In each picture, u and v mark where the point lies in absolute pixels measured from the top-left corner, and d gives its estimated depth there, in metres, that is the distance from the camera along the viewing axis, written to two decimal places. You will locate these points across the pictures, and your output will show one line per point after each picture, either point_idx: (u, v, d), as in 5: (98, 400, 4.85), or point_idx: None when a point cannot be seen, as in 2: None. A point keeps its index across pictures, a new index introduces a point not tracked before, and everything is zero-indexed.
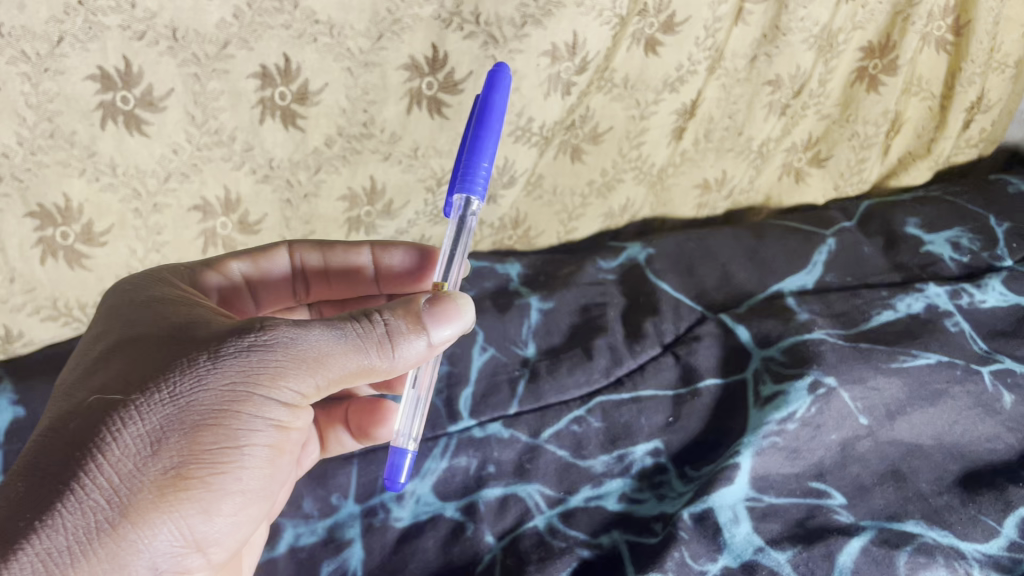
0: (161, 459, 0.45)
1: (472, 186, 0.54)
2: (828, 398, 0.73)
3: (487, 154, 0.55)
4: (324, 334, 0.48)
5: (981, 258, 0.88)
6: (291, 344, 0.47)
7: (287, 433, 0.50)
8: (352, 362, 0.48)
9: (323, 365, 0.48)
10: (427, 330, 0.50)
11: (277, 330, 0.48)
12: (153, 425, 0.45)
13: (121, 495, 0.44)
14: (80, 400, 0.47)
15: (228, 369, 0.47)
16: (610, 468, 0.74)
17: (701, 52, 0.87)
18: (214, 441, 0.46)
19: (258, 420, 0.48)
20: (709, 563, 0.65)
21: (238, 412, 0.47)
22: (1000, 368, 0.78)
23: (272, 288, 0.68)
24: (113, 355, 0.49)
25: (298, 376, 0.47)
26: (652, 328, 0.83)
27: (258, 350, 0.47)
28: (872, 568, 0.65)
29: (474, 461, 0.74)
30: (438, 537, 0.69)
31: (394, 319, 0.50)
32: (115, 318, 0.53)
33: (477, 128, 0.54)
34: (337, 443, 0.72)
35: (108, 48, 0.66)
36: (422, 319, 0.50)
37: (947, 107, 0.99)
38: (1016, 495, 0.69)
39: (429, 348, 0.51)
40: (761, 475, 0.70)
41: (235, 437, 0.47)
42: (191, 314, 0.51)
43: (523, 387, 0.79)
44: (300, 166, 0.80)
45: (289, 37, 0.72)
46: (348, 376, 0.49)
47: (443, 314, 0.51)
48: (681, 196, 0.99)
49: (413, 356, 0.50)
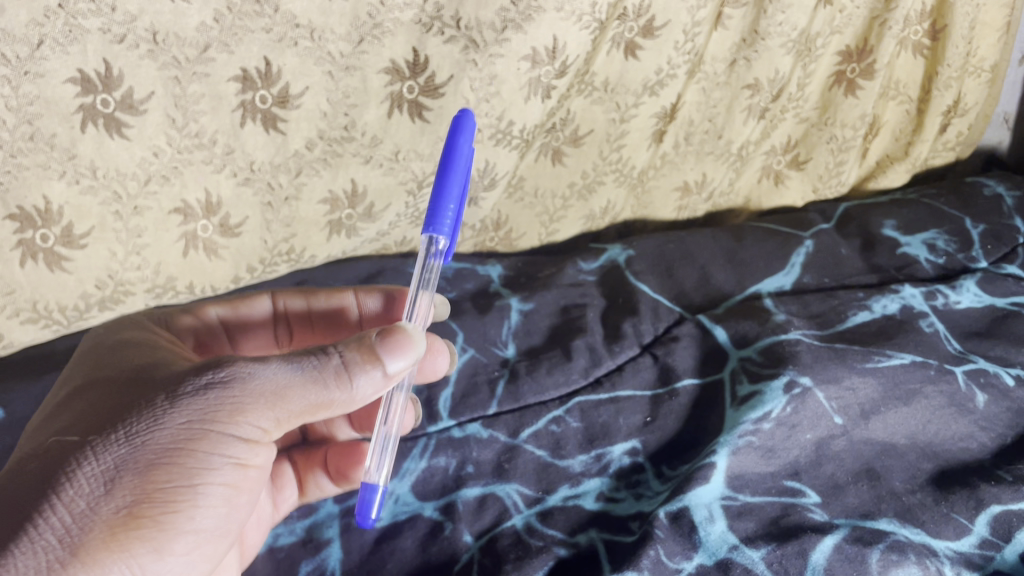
0: (114, 498, 0.45)
1: (438, 229, 0.57)
2: (803, 398, 0.70)
3: (452, 197, 0.57)
4: (280, 369, 0.49)
5: (957, 260, 0.89)
6: (246, 380, 0.49)
7: (245, 473, 0.51)
8: (309, 396, 0.49)
9: (279, 400, 0.49)
10: (383, 363, 0.51)
11: (234, 369, 0.49)
12: (108, 464, 0.46)
13: (72, 535, 0.44)
14: (39, 445, 0.48)
15: (185, 408, 0.48)
16: (588, 468, 0.69)
17: (680, 56, 0.87)
18: (169, 478, 0.47)
19: (215, 456, 0.48)
20: (684, 562, 0.60)
21: (194, 450, 0.48)
22: (974, 368, 0.75)
23: (250, 333, 0.70)
24: (77, 402, 0.51)
25: (254, 413, 0.48)
26: (630, 328, 0.80)
27: (215, 388, 0.48)
28: (846, 566, 0.60)
29: (453, 461, 0.69)
30: (417, 536, 0.64)
31: (349, 353, 0.51)
32: (82, 369, 0.54)
33: (442, 173, 0.56)
34: (318, 491, 0.68)
35: (89, 51, 0.64)
36: (377, 351, 0.51)
37: (923, 111, 1.03)
38: (987, 493, 0.65)
39: (385, 380, 0.52)
40: (736, 474, 0.66)
41: (190, 474, 0.48)
42: (157, 361, 0.53)
43: (502, 387, 0.75)
44: (281, 169, 0.78)
45: (269, 41, 0.70)
46: (305, 410, 0.49)
47: (396, 346, 0.52)
48: (661, 198, 1.00)
49: (370, 388, 0.51)
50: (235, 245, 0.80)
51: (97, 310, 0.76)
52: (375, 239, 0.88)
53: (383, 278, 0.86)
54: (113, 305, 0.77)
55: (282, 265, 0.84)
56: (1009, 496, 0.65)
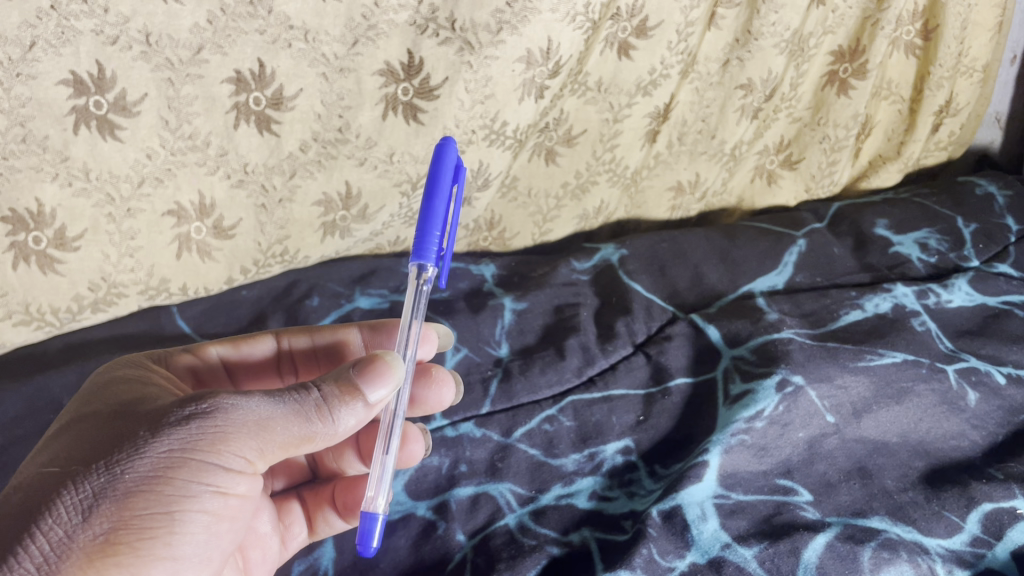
0: (92, 527, 0.45)
1: (425, 255, 0.56)
2: (796, 396, 0.70)
3: (438, 222, 0.57)
4: (263, 400, 0.49)
5: (949, 259, 0.90)
6: (229, 410, 0.48)
7: (229, 504, 0.49)
8: (292, 429, 0.49)
9: (261, 430, 0.48)
10: (364, 394, 0.51)
11: (217, 398, 0.48)
12: (87, 494, 0.45)
13: (50, 564, 0.44)
14: (23, 480, 0.48)
15: (166, 437, 0.47)
16: (581, 467, 0.69)
17: (673, 56, 0.88)
18: (148, 506, 0.46)
19: (196, 485, 0.47)
20: (677, 560, 0.60)
21: (175, 479, 0.47)
22: (965, 367, 0.76)
23: (253, 371, 0.68)
24: (62, 436, 0.50)
25: (236, 441, 0.48)
26: (623, 327, 0.80)
27: (197, 417, 0.48)
28: (838, 565, 0.60)
29: (446, 461, 0.69)
30: (410, 536, 0.64)
31: (330, 386, 0.51)
32: (70, 405, 0.54)
33: (426, 199, 0.56)
34: (326, 527, 0.66)
35: (81, 52, 0.64)
36: (358, 383, 0.51)
37: (915, 111, 1.03)
38: (979, 491, 0.66)
39: (366, 410, 0.52)
40: (729, 473, 0.66)
41: (170, 503, 0.46)
42: (146, 395, 0.52)
43: (496, 386, 0.75)
44: (275, 171, 0.78)
45: (263, 42, 0.70)
46: (287, 439, 0.49)
47: (377, 375, 0.52)
48: (654, 198, 1.01)
49: (351, 419, 0.51)
50: (229, 247, 0.80)
51: (90, 312, 0.76)
52: (368, 239, 0.88)
53: (376, 276, 0.86)
54: (105, 307, 0.77)
55: (276, 266, 0.84)
56: (1000, 494, 0.65)
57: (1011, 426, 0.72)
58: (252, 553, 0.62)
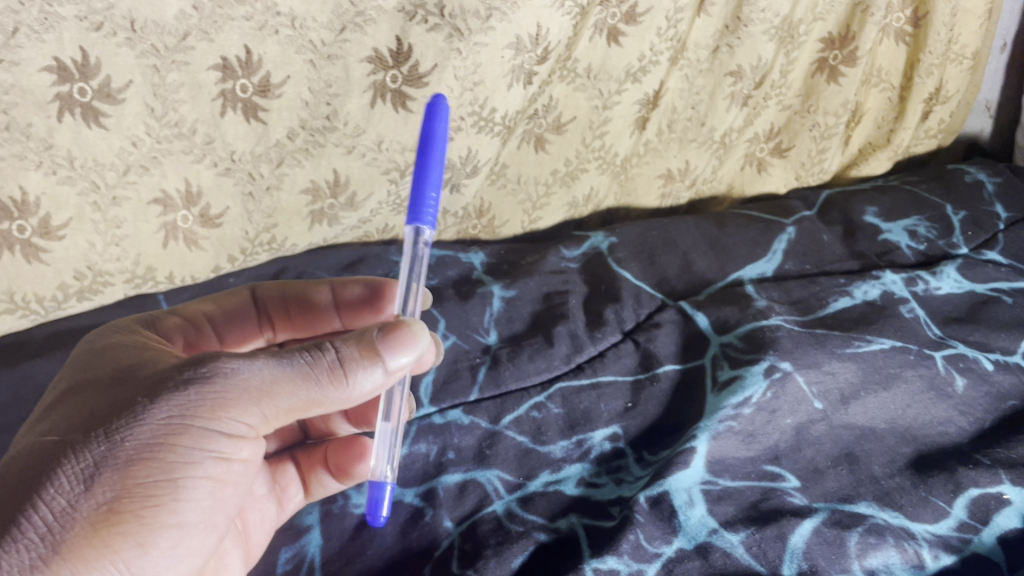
0: (93, 496, 0.43)
1: (421, 218, 0.52)
2: (784, 382, 0.70)
3: (433, 183, 0.52)
4: (270, 365, 0.46)
5: (938, 246, 0.90)
6: (232, 374, 0.46)
7: (235, 467, 0.48)
8: (300, 394, 0.47)
9: (269, 396, 0.46)
10: (380, 360, 0.48)
11: (222, 363, 0.46)
12: (87, 462, 0.43)
13: (54, 533, 0.42)
14: (24, 444, 0.46)
15: (165, 403, 0.45)
16: (569, 454, 0.69)
17: (663, 43, 0.87)
18: (150, 473, 0.44)
19: (198, 451, 0.45)
20: (664, 546, 0.60)
21: (178, 445, 0.45)
22: (953, 353, 0.76)
23: (236, 330, 0.66)
24: (63, 399, 0.48)
25: (242, 407, 0.45)
26: (612, 315, 0.80)
27: (201, 383, 0.45)
28: (824, 549, 0.60)
29: (434, 448, 0.69)
30: (398, 523, 0.64)
31: (345, 349, 0.48)
32: (71, 362, 0.52)
33: (418, 159, 0.52)
34: (321, 487, 0.66)
35: (65, 38, 0.64)
36: (374, 349, 0.48)
37: (905, 98, 1.03)
38: (965, 476, 0.66)
39: (384, 377, 0.49)
40: (717, 459, 0.67)
41: (173, 469, 0.45)
42: (149, 356, 0.50)
43: (484, 373, 0.75)
44: (262, 159, 0.77)
45: (249, 29, 0.70)
46: (296, 407, 0.47)
47: (395, 343, 0.49)
48: (644, 185, 1.01)
49: (367, 386, 0.48)
50: (216, 236, 0.80)
51: (75, 301, 0.76)
52: (357, 227, 0.88)
53: (365, 263, 0.86)
54: (91, 296, 0.76)
55: (263, 255, 0.84)
56: (987, 480, 0.65)
57: (998, 412, 0.73)
58: (252, 515, 0.62)
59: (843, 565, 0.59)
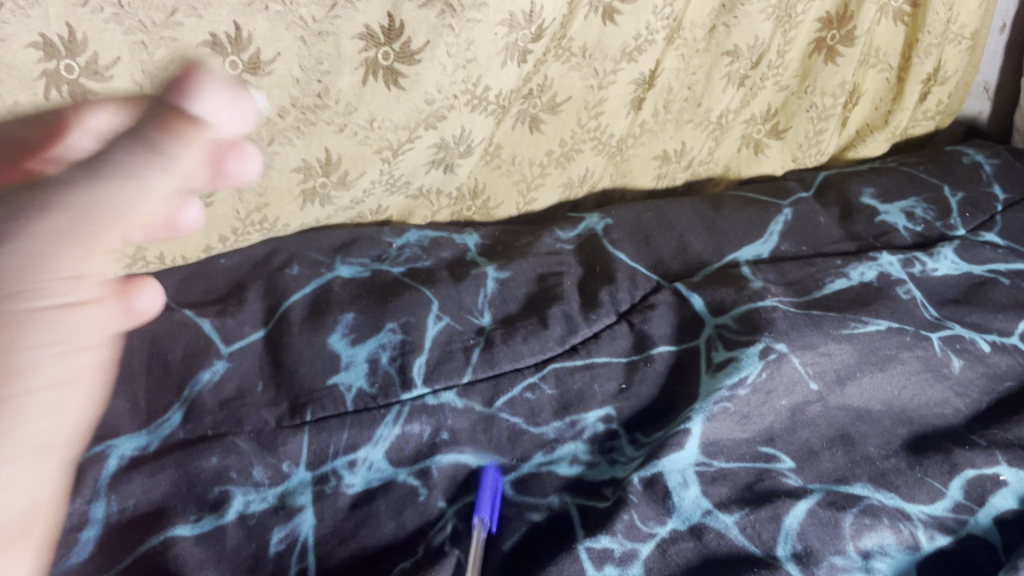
0: None
1: None
2: (780, 363, 0.69)
3: None
4: (144, 133, 0.45)
5: (935, 228, 0.89)
6: (106, 189, 0.43)
7: (94, 287, 0.41)
8: (182, 142, 0.45)
9: (132, 176, 0.43)
10: (181, 105, 0.46)
11: (119, 139, 0.45)
12: None
13: None
14: None
15: (71, 170, 0.44)
16: (563, 435, 0.69)
17: (659, 21, 0.86)
18: (6, 251, 0.39)
19: (68, 245, 0.41)
20: (658, 526, 0.60)
21: (49, 228, 0.40)
22: (950, 334, 0.75)
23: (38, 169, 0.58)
24: None
25: (120, 190, 0.42)
26: (607, 296, 0.79)
27: (95, 159, 0.43)
28: (819, 530, 0.60)
29: (427, 429, 0.68)
30: (391, 503, 0.64)
31: (171, 94, 0.47)
32: None
33: None
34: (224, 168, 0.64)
35: (51, 15, 0.63)
36: (193, 82, 0.47)
37: (903, 79, 1.02)
38: (962, 457, 0.65)
39: (217, 121, 0.47)
40: (711, 441, 0.66)
41: (26, 250, 0.39)
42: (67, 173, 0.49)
43: (478, 354, 0.73)
44: (252, 137, 0.76)
45: (239, 5, 0.68)
46: (170, 190, 0.44)
47: (195, 82, 0.47)
48: (640, 166, 1.00)
49: (221, 119, 0.47)
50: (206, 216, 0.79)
51: None
52: (350, 207, 0.87)
53: (357, 244, 0.85)
54: None
55: (255, 234, 0.84)
56: (983, 461, 0.65)
57: (993, 394, 0.73)
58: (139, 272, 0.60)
59: (838, 546, 0.59)
